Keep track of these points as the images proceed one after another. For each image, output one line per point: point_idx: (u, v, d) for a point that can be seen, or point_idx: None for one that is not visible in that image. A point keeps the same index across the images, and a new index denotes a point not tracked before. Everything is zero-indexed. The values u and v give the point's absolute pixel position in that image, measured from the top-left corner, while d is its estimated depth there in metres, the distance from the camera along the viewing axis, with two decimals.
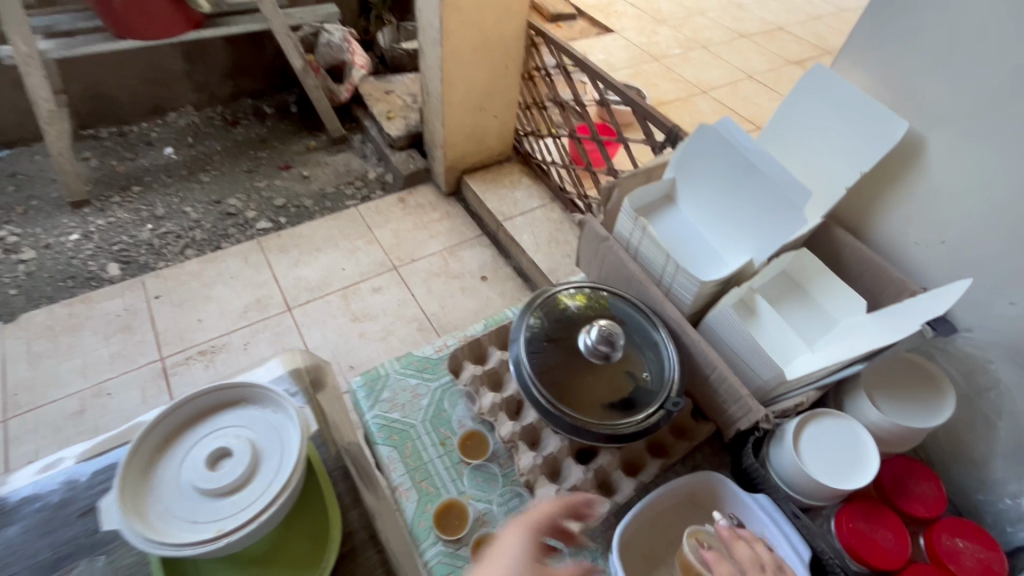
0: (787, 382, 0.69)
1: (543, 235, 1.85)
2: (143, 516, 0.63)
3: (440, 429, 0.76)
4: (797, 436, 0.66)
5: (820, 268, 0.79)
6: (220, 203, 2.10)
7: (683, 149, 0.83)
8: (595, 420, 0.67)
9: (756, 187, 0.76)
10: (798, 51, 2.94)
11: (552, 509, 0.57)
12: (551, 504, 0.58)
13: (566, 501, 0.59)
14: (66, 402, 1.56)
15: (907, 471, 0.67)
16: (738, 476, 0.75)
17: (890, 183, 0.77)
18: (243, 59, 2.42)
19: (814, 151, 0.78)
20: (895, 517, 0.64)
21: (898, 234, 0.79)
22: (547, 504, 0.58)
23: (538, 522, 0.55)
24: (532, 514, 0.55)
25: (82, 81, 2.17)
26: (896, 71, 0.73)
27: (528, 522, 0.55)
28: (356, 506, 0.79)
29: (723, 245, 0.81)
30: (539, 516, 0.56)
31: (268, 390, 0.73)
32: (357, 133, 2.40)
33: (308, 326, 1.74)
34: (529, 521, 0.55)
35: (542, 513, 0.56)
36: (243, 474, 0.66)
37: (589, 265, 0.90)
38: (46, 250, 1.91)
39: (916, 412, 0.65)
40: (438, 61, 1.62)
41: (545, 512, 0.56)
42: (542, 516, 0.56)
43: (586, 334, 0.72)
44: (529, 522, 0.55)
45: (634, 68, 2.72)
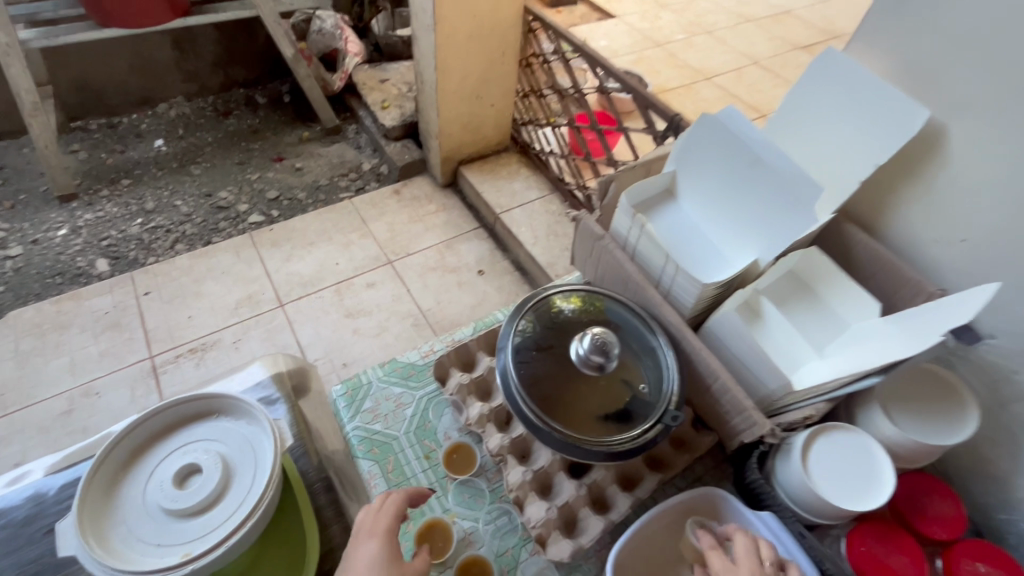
0: (794, 393, 0.65)
1: (541, 228, 1.79)
2: (105, 540, 0.59)
3: (425, 441, 0.72)
4: (805, 452, 0.61)
5: (831, 268, 0.73)
6: (210, 196, 2.05)
7: (685, 140, 0.78)
8: (588, 436, 0.62)
9: (763, 181, 0.70)
10: (805, 36, 2.85)
11: (398, 508, 0.57)
12: (394, 500, 0.58)
13: (407, 495, 0.60)
14: (54, 402, 1.52)
15: (925, 489, 0.62)
16: (740, 490, 0.71)
17: (908, 176, 0.71)
18: (234, 47, 2.36)
19: (826, 142, 0.73)
20: (911, 540, 0.59)
21: (915, 231, 0.73)
22: (390, 502, 0.58)
23: (388, 525, 0.55)
24: (383, 519, 0.56)
25: (68, 71, 2.11)
26: (917, 55, 0.67)
27: (378, 527, 0.55)
28: (339, 520, 0.75)
29: (726, 243, 0.75)
30: (390, 518, 0.56)
31: (240, 401, 0.69)
32: (352, 123, 2.34)
33: (301, 322, 1.69)
34: (379, 526, 0.55)
35: (391, 514, 0.56)
36: (212, 494, 0.62)
37: (584, 265, 0.85)
38: (33, 245, 1.87)
39: (933, 427, 0.61)
40: (432, 48, 1.56)
41: (392, 513, 0.57)
42: (392, 517, 0.56)
43: (579, 343, 0.67)
44: (382, 527, 0.55)
45: (636, 53, 2.64)
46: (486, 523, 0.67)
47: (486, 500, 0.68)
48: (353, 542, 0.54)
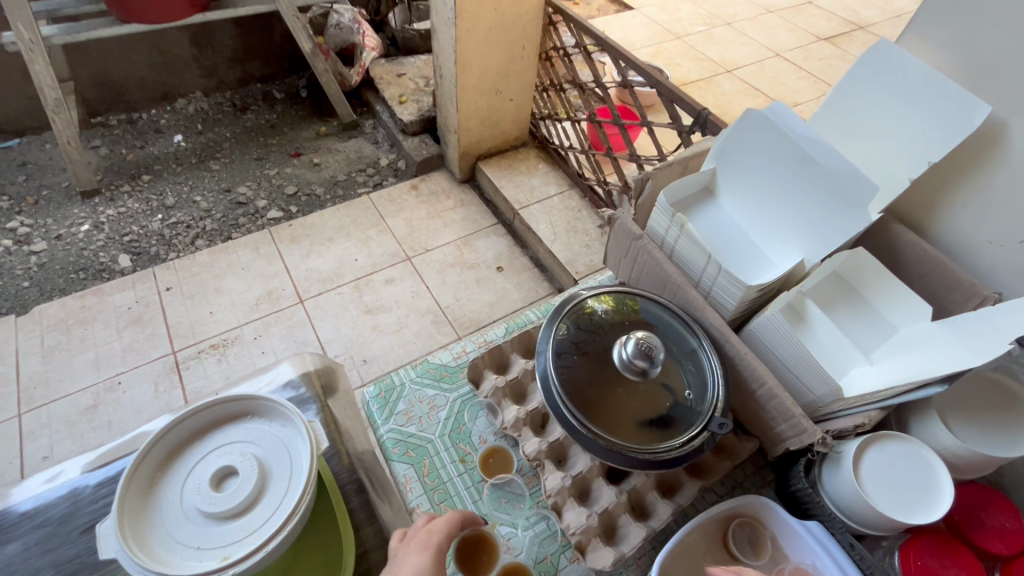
0: (844, 400, 0.62)
1: (561, 224, 1.77)
2: (144, 542, 0.58)
3: (460, 444, 0.71)
4: (857, 461, 0.59)
5: (879, 270, 0.70)
6: (230, 192, 2.06)
7: (727, 136, 0.75)
8: (632, 443, 0.60)
9: (812, 180, 0.68)
10: (829, 27, 2.79)
11: (454, 527, 0.58)
12: (450, 520, 0.58)
13: (461, 518, 0.60)
14: (80, 397, 1.54)
15: (984, 501, 0.60)
16: (784, 498, 0.69)
17: (961, 175, 0.69)
18: (251, 42, 2.35)
19: (877, 139, 0.70)
20: (969, 553, 0.57)
21: (966, 230, 0.70)
22: (444, 520, 0.58)
23: (441, 544, 0.55)
24: (438, 535, 0.56)
25: (89, 67, 2.12)
26: (977, 49, 0.64)
27: (433, 543, 0.55)
28: (371, 523, 0.75)
29: (769, 244, 0.73)
30: (444, 536, 0.56)
31: (275, 402, 0.68)
32: (368, 117, 2.33)
33: (320, 318, 1.69)
34: (433, 542, 0.55)
35: (446, 533, 0.57)
36: (249, 497, 0.61)
37: (618, 266, 0.83)
38: (57, 241, 1.89)
39: (993, 438, 0.58)
40: (452, 42, 1.53)
41: (446, 532, 0.57)
42: (447, 536, 0.57)
43: (622, 347, 0.65)
44: (435, 543, 0.55)
45: (655, 46, 2.59)
46: (524, 529, 0.65)
47: (524, 505, 0.67)
48: (406, 553, 0.54)
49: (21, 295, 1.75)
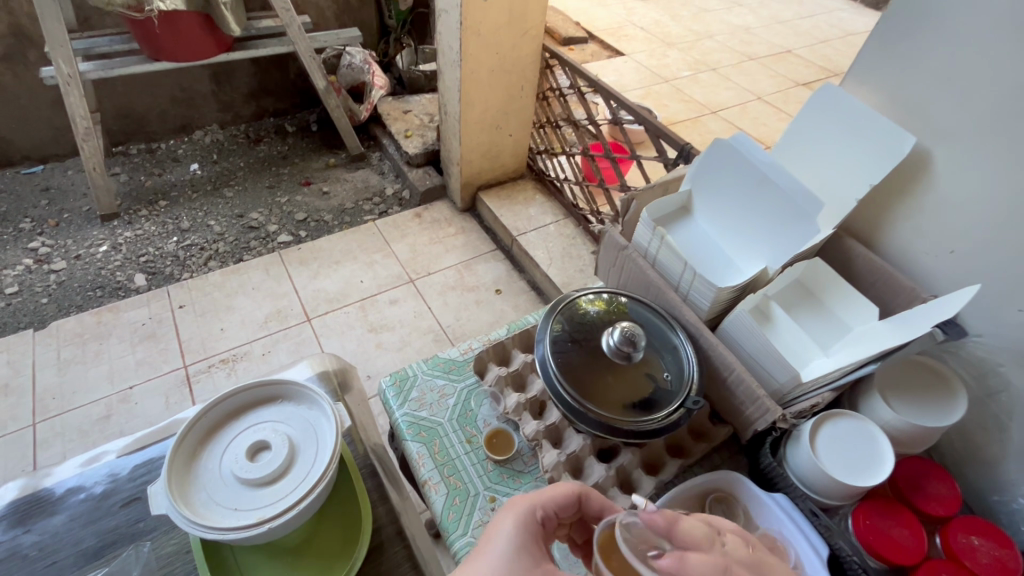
0: (803, 384, 0.72)
1: (556, 250, 1.89)
2: (189, 502, 0.66)
3: (467, 427, 0.79)
4: (813, 436, 0.69)
5: (835, 278, 0.81)
6: (242, 217, 2.17)
7: (699, 162, 0.87)
8: (619, 417, 0.70)
9: (770, 198, 0.79)
10: (806, 73, 3.01)
11: (552, 495, 0.57)
12: (555, 491, 0.58)
13: (571, 491, 0.59)
14: (92, 408, 1.60)
15: (926, 472, 0.69)
16: (755, 475, 0.77)
17: (899, 196, 0.80)
18: (267, 80, 2.52)
19: (826, 164, 0.82)
20: (912, 515, 0.66)
21: (907, 244, 0.81)
22: (547, 489, 0.58)
23: (534, 508, 0.55)
24: (531, 497, 0.56)
25: (115, 100, 2.27)
26: (903, 91, 0.76)
27: (525, 502, 0.56)
28: (384, 503, 0.82)
29: (738, 253, 0.84)
30: (540, 500, 0.56)
31: (304, 387, 0.77)
32: (376, 150, 2.48)
33: (327, 336, 1.78)
34: (525, 502, 0.56)
35: (544, 500, 0.56)
36: (282, 466, 0.69)
37: (608, 275, 0.94)
38: (76, 260, 1.98)
39: (926, 412, 0.68)
40: (458, 82, 1.68)
41: (544, 501, 0.56)
42: (545, 502, 0.56)
43: (609, 336, 0.75)
44: (525, 505, 0.56)
45: (645, 89, 2.79)
46: None
47: (523, 480, 0.75)
48: (496, 513, 0.56)
49: (39, 311, 1.83)
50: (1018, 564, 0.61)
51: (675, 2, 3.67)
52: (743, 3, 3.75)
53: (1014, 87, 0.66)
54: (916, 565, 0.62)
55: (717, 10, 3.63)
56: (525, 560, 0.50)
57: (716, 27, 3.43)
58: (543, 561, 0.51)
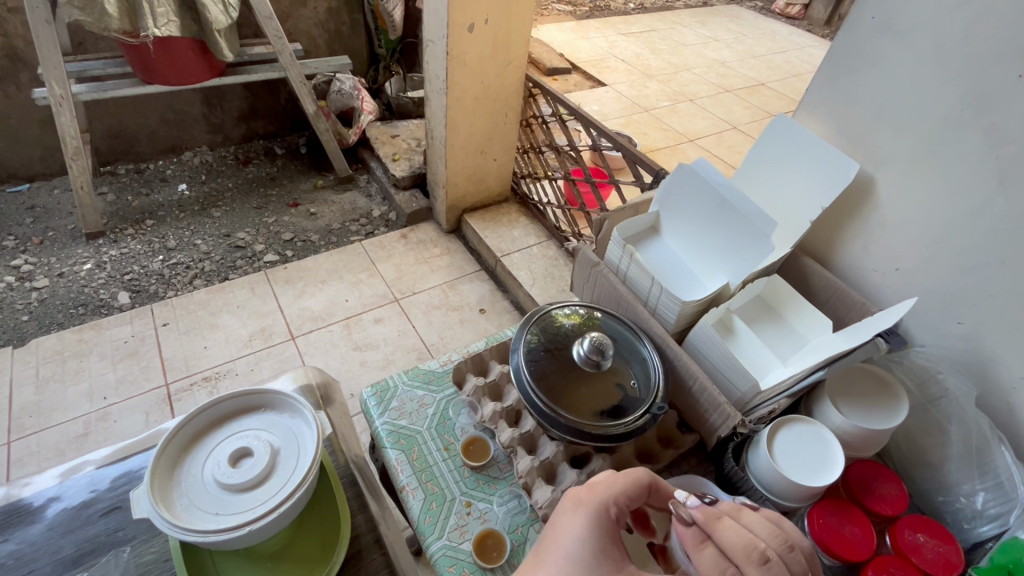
0: (762, 392, 0.76)
1: (539, 270, 1.94)
2: (170, 506, 0.68)
3: (444, 435, 0.82)
4: (770, 441, 0.73)
5: (792, 293, 0.86)
6: (229, 236, 2.19)
7: (666, 185, 0.93)
8: (589, 423, 0.73)
9: (730, 218, 0.85)
10: (778, 104, 3.16)
11: (620, 489, 0.58)
12: (625, 483, 0.59)
13: (640, 482, 0.60)
14: (70, 426, 1.59)
15: (875, 474, 0.73)
16: (720, 480, 0.81)
17: (850, 216, 0.87)
18: (258, 104, 2.57)
19: (783, 186, 0.88)
20: (862, 514, 0.70)
21: (858, 261, 0.88)
22: (613, 479, 0.60)
23: (605, 505, 0.57)
24: (598, 493, 0.58)
25: (106, 121, 2.31)
26: (846, 121, 0.83)
27: (594, 500, 0.57)
28: (363, 512, 0.84)
29: (703, 270, 0.89)
30: (609, 496, 0.58)
31: (286, 396, 0.79)
32: (363, 173, 2.54)
33: (310, 354, 1.79)
34: (594, 500, 0.57)
35: (614, 494, 0.58)
36: (264, 471, 0.71)
37: (583, 291, 0.98)
38: (60, 278, 1.98)
39: (874, 416, 0.74)
40: (444, 109, 1.75)
41: (613, 495, 0.58)
42: (615, 497, 0.58)
43: (579, 346, 0.79)
44: (595, 501, 0.57)
45: (625, 118, 2.90)
46: (499, 505, 0.75)
47: (499, 486, 0.78)
48: (563, 508, 0.58)
49: (19, 328, 1.82)
50: (961, 559, 0.65)
51: (654, 36, 3.85)
52: (719, 38, 3.94)
53: (941, 119, 0.72)
54: (864, 561, 0.66)
55: (694, 43, 3.81)
56: (596, 557, 0.53)
57: (693, 60, 3.59)
58: (616, 559, 0.54)
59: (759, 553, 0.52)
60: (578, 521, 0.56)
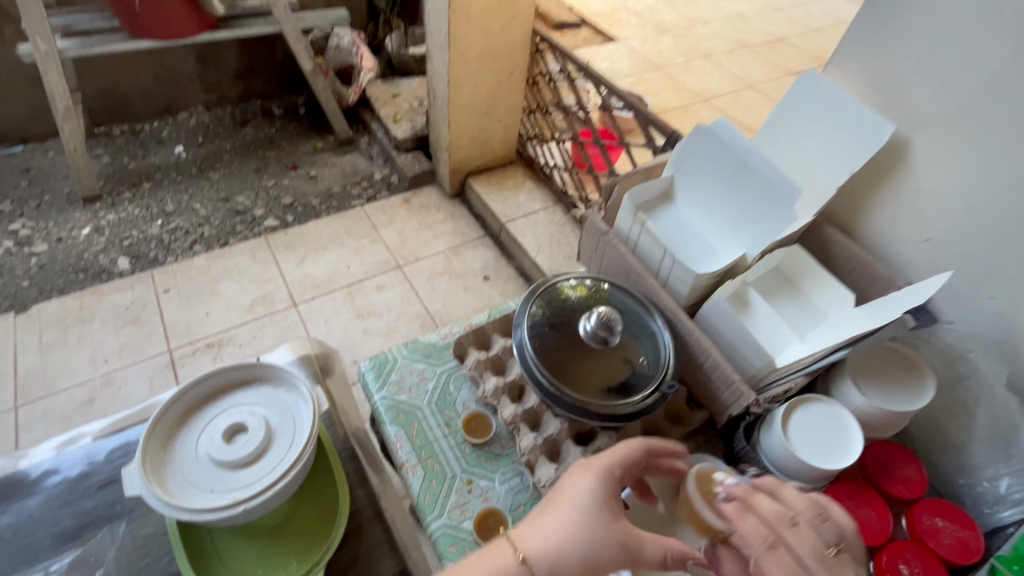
0: (777, 369, 0.73)
1: (545, 237, 1.88)
2: (163, 483, 0.66)
3: (445, 411, 0.80)
4: (785, 421, 0.69)
5: (811, 265, 0.80)
6: (228, 200, 2.15)
7: (681, 149, 0.87)
8: (595, 401, 0.70)
9: (749, 184, 0.80)
10: (798, 62, 3.00)
11: (626, 454, 0.60)
12: (627, 449, 0.61)
13: (639, 449, 0.61)
14: (75, 392, 1.59)
15: (893, 455, 0.70)
16: (730, 460, 0.79)
17: (878, 182, 0.80)
18: (254, 61, 2.47)
19: (807, 151, 0.82)
20: (878, 497, 0.67)
21: (884, 232, 0.82)
22: (619, 447, 0.61)
23: (611, 468, 0.58)
24: (606, 458, 0.59)
25: (97, 80, 2.22)
26: (882, 78, 0.76)
27: (602, 463, 0.58)
28: (363, 485, 0.82)
29: (719, 240, 0.84)
30: (616, 461, 0.59)
31: (281, 370, 0.76)
32: (364, 134, 2.45)
33: (312, 321, 1.77)
34: (602, 464, 0.58)
35: (618, 459, 0.59)
36: (259, 447, 0.69)
37: (590, 260, 0.94)
38: (58, 243, 1.95)
39: (897, 397, 0.70)
40: (446, 65, 1.66)
41: (617, 459, 0.59)
42: (620, 462, 0.59)
43: (586, 321, 0.75)
44: (602, 465, 0.58)
45: (636, 76, 2.77)
46: (501, 483, 0.73)
47: (501, 464, 0.75)
48: (570, 469, 0.58)
49: (20, 293, 1.81)
50: (980, 545, 0.63)
51: None
52: None
53: (991, 76, 0.66)
54: (879, 546, 0.64)
55: None
56: (603, 509, 0.55)
57: (710, 13, 3.39)
58: (615, 509, 0.56)
59: (788, 518, 0.57)
60: (584, 477, 0.57)
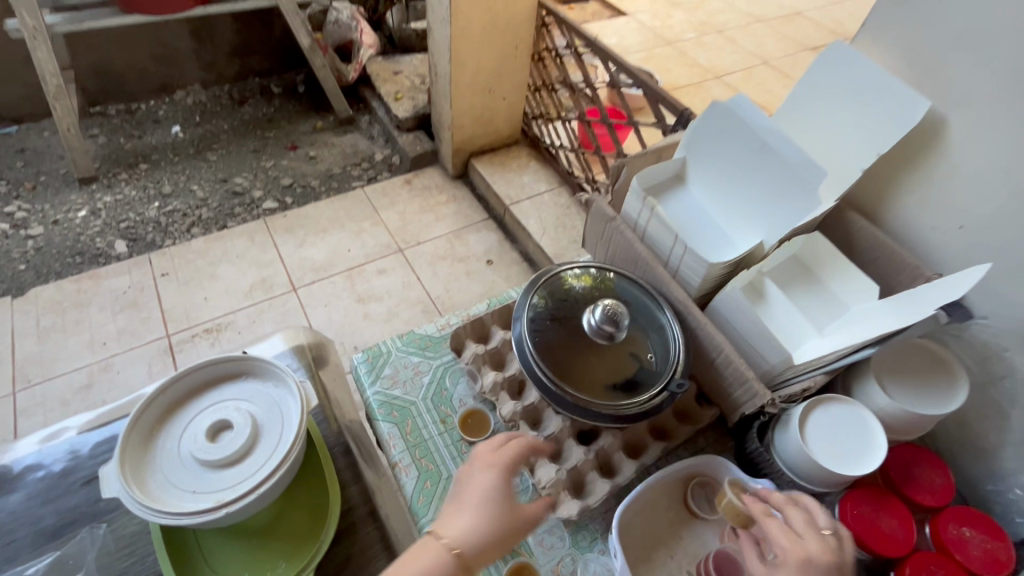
0: (795, 366, 0.68)
1: (550, 220, 1.82)
2: (143, 484, 0.63)
3: (440, 407, 0.76)
4: (802, 422, 0.65)
5: (833, 253, 0.74)
6: (226, 181, 2.10)
7: (694, 128, 0.81)
8: (599, 401, 0.66)
9: (768, 167, 0.74)
10: (816, 36, 2.87)
11: (523, 447, 0.61)
12: (522, 441, 0.62)
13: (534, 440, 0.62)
14: (74, 377, 1.57)
15: (918, 459, 0.66)
16: (740, 461, 0.75)
17: (908, 165, 0.74)
18: (251, 37, 2.40)
19: (831, 131, 0.75)
20: (901, 504, 0.63)
21: (914, 219, 0.76)
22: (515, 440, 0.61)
23: (511, 461, 0.59)
24: (506, 453, 0.59)
25: (91, 57, 2.16)
26: (918, 50, 0.69)
27: (502, 459, 0.59)
28: (357, 482, 0.79)
29: (734, 227, 0.78)
30: (515, 453, 0.60)
31: (268, 363, 0.72)
32: (365, 113, 2.38)
33: (312, 306, 1.73)
34: (502, 459, 0.59)
35: (516, 450, 0.60)
36: (245, 445, 0.66)
37: (596, 248, 0.89)
38: (54, 226, 1.91)
39: (924, 399, 0.65)
40: (448, 40, 1.59)
41: (515, 450, 0.60)
42: (518, 453, 0.60)
43: (591, 314, 0.71)
44: (504, 461, 0.59)
45: (646, 52, 2.67)
46: None
47: None
48: (471, 467, 0.58)
49: (17, 277, 1.78)
50: (1011, 557, 0.59)
51: None
52: None
53: None
54: (901, 556, 0.60)
55: None
56: (506, 503, 0.56)
57: None
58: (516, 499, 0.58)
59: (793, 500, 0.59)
60: (486, 475, 0.57)
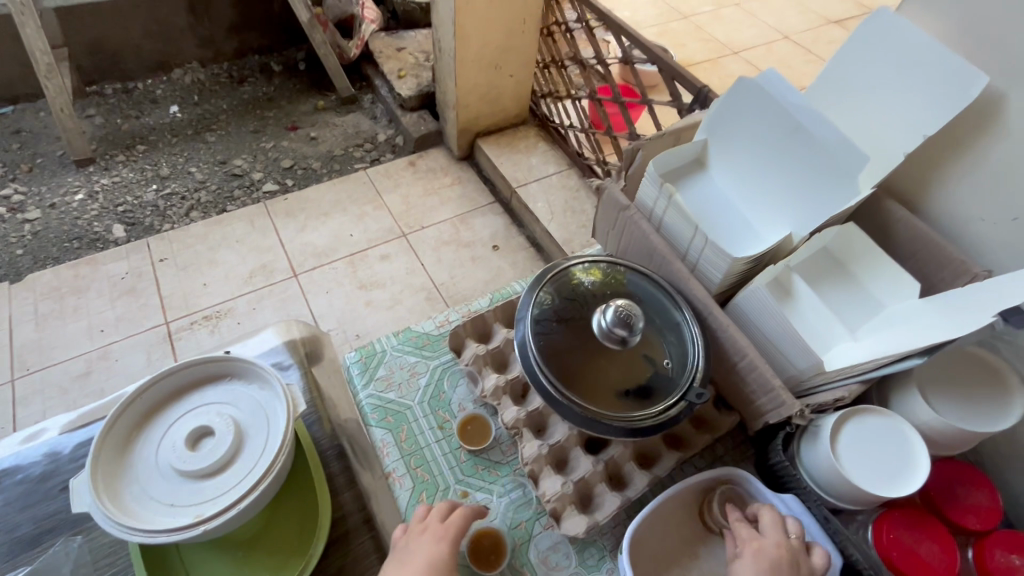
0: (827, 374, 0.61)
1: (558, 204, 1.75)
2: (118, 498, 0.59)
3: (438, 411, 0.72)
4: (835, 435, 0.59)
5: (869, 244, 0.66)
6: (225, 163, 2.04)
7: (718, 107, 0.74)
8: (610, 412, 0.60)
9: (802, 150, 0.67)
10: (841, 9, 2.72)
11: (471, 515, 0.60)
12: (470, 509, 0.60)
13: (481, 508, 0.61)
14: (72, 364, 1.54)
15: (960, 477, 0.60)
16: (762, 472, 0.69)
17: (957, 149, 0.66)
18: (249, 13, 2.31)
19: (873, 110, 0.68)
20: (942, 528, 0.57)
21: (961, 208, 0.68)
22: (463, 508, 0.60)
23: (460, 529, 0.58)
24: (455, 522, 0.58)
25: (84, 34, 2.09)
26: (979, 17, 0.61)
27: (451, 528, 0.58)
28: (351, 488, 0.76)
29: (760, 218, 0.71)
30: (462, 523, 0.59)
31: (253, 364, 0.67)
32: (368, 92, 2.29)
33: (313, 293, 1.69)
34: (452, 528, 0.58)
35: (463, 519, 0.59)
36: (227, 454, 0.61)
37: (607, 239, 0.82)
38: (51, 209, 1.87)
39: (972, 414, 0.59)
40: (452, 13, 1.50)
41: (462, 518, 0.59)
42: (466, 522, 0.59)
43: (602, 315, 0.64)
44: (452, 529, 0.57)
45: (661, 26, 2.54)
46: (500, 497, 0.66)
47: (501, 473, 0.68)
48: (418, 536, 0.57)
49: (15, 262, 1.75)
50: None
51: None
52: None
53: None
54: None
55: None
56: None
57: None
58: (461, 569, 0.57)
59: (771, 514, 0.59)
60: (433, 546, 0.56)
